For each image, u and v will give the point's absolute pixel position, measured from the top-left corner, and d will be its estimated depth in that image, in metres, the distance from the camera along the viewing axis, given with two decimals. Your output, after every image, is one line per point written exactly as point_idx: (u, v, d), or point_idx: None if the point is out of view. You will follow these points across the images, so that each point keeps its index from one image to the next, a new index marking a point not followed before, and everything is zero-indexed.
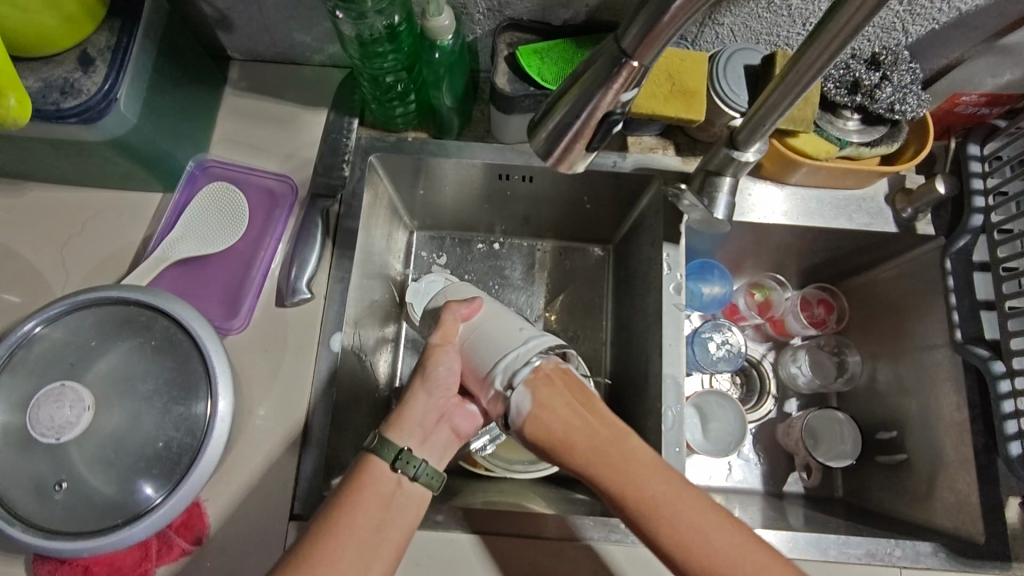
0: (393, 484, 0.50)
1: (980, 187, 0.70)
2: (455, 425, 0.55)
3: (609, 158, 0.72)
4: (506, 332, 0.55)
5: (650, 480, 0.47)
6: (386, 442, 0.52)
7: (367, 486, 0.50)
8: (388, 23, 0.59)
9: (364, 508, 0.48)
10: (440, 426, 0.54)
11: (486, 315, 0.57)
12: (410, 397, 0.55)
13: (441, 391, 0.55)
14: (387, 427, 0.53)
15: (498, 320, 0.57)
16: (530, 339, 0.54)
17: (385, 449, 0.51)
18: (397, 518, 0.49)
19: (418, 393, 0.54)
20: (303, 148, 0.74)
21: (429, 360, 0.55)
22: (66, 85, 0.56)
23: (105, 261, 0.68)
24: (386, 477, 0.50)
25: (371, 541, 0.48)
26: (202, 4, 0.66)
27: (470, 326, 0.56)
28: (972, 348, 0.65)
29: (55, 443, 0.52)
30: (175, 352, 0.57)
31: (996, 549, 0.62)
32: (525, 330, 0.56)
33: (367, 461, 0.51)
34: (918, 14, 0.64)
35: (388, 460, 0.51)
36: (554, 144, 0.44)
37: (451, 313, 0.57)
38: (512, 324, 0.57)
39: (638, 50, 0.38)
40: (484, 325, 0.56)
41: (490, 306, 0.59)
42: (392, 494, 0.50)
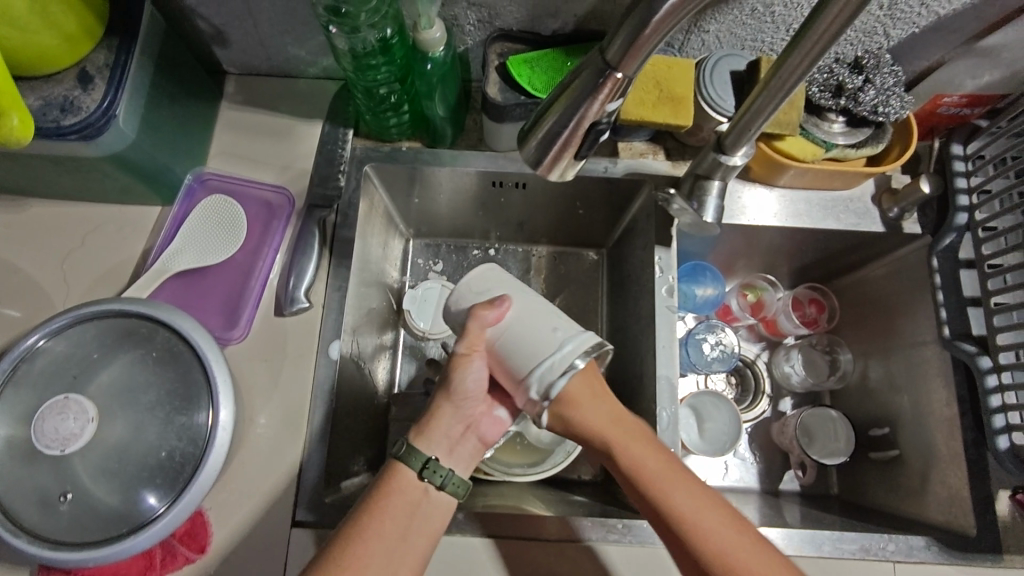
0: (420, 492, 0.53)
1: (963, 187, 0.71)
2: (482, 432, 0.57)
3: (601, 163, 0.74)
4: (538, 336, 0.52)
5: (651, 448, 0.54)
6: (413, 451, 0.54)
7: (394, 495, 0.52)
8: (380, 36, 0.60)
9: (392, 514, 0.51)
10: (467, 436, 0.56)
11: (517, 314, 0.53)
12: (437, 408, 0.56)
13: (469, 403, 0.56)
14: (415, 437, 0.55)
15: (530, 319, 0.53)
16: (564, 341, 0.52)
17: (412, 458, 0.54)
18: (424, 522, 0.52)
19: (445, 404, 0.56)
20: (299, 160, 0.75)
21: (457, 372, 0.55)
22: (66, 103, 0.57)
23: (106, 275, 0.69)
24: (412, 484, 0.53)
25: (398, 546, 0.50)
26: (198, 20, 0.67)
27: (499, 329, 0.53)
28: (960, 344, 0.66)
29: (60, 454, 0.53)
30: (176, 363, 0.58)
31: (987, 541, 0.63)
32: (559, 330, 0.52)
33: (396, 467, 0.54)
34: (898, 18, 0.65)
35: (415, 469, 0.53)
36: (544, 152, 0.45)
37: (478, 317, 0.53)
38: (545, 323, 0.53)
39: (622, 62, 0.39)
40: (514, 330, 0.52)
41: (518, 297, 0.54)
42: (419, 502, 0.53)
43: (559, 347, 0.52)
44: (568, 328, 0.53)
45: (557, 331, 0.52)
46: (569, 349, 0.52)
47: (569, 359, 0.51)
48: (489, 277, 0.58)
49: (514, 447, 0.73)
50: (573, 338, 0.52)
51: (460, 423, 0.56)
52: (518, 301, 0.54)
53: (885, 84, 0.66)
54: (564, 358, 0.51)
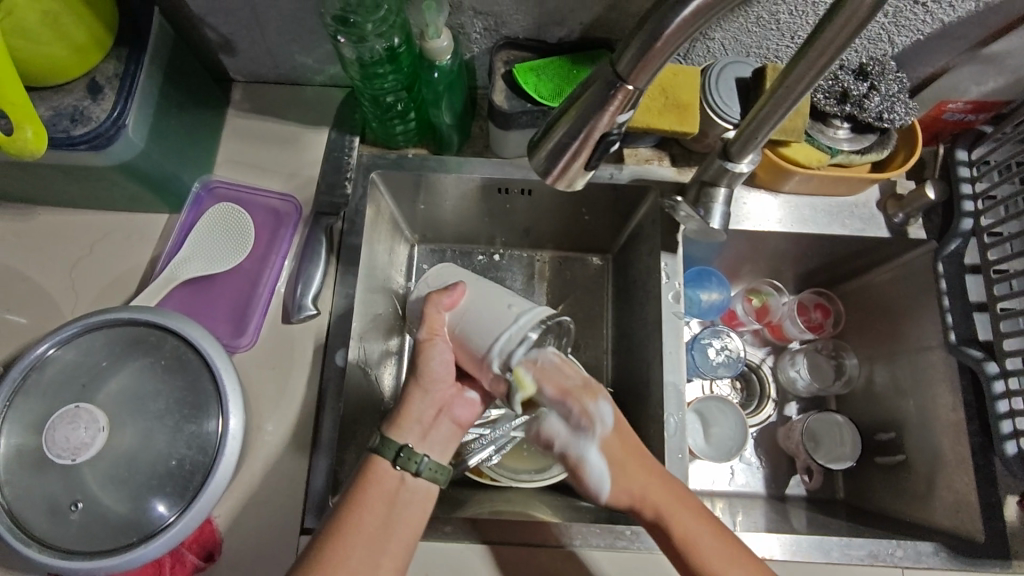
0: (396, 483, 0.54)
1: (968, 192, 0.71)
2: (454, 414, 0.59)
3: (607, 169, 0.74)
4: (494, 313, 0.56)
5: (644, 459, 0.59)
6: (387, 442, 0.55)
7: (371, 485, 0.53)
8: (388, 45, 0.60)
9: (370, 505, 0.52)
10: (440, 419, 0.58)
11: (469, 296, 0.57)
12: (407, 396, 0.58)
13: (438, 387, 0.58)
14: (390, 426, 0.56)
15: (483, 299, 0.57)
16: (517, 314, 0.56)
17: (385, 449, 0.55)
18: (403, 513, 0.53)
19: (414, 390, 0.58)
20: (306, 167, 0.75)
21: (421, 356, 0.57)
22: (76, 113, 0.57)
23: (113, 282, 0.69)
24: (388, 473, 0.54)
25: (379, 536, 0.52)
26: (205, 29, 0.68)
27: (456, 312, 0.57)
28: (966, 349, 0.67)
29: (71, 463, 0.52)
30: (185, 371, 0.58)
31: (994, 547, 0.63)
32: (513, 306, 0.56)
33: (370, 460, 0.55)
34: (903, 25, 0.65)
35: (389, 457, 0.55)
36: (553, 162, 0.45)
37: (434, 303, 0.57)
38: (498, 300, 0.57)
39: (632, 73, 0.39)
40: (470, 311, 0.56)
41: (472, 284, 0.59)
42: (396, 492, 0.54)
43: (513, 319, 0.55)
44: (521, 302, 0.57)
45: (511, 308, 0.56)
46: (522, 319, 0.55)
47: (524, 329, 0.55)
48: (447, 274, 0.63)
49: (520, 453, 0.73)
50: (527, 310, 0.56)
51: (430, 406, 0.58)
52: (473, 287, 0.59)
53: (890, 91, 0.66)
54: (519, 329, 0.55)
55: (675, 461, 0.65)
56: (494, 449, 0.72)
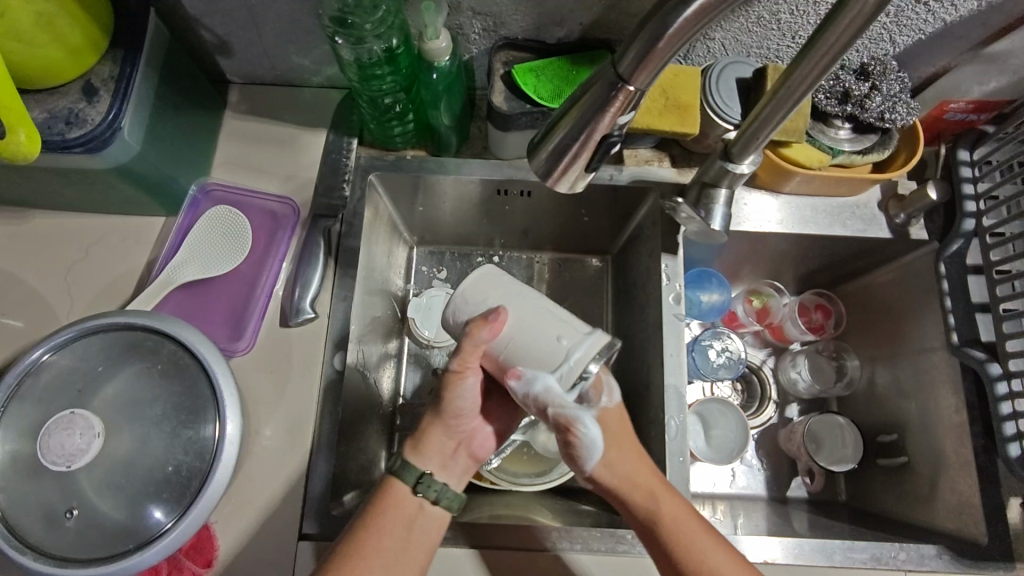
0: (414, 507, 0.54)
1: (970, 193, 0.71)
2: (473, 449, 0.58)
3: (607, 171, 0.74)
4: (543, 349, 0.52)
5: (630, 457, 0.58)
6: (408, 466, 0.55)
7: (389, 506, 0.53)
8: (386, 46, 0.60)
9: (388, 526, 0.52)
10: (458, 453, 0.58)
11: (513, 320, 0.53)
12: (428, 425, 0.57)
13: (457, 421, 0.57)
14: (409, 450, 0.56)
15: (527, 325, 0.52)
16: (573, 344, 0.51)
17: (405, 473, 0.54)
18: (420, 538, 0.53)
19: (435, 422, 0.57)
20: (303, 169, 0.74)
21: (450, 389, 0.56)
22: (71, 115, 0.56)
23: (109, 286, 0.69)
24: (405, 496, 0.54)
25: (394, 559, 0.51)
26: (202, 30, 0.67)
27: (502, 340, 0.53)
28: (969, 351, 0.66)
29: (66, 470, 0.53)
30: (182, 376, 0.57)
31: (997, 550, 0.63)
32: (564, 339, 0.52)
33: (387, 482, 0.54)
34: (905, 25, 0.65)
35: (409, 483, 0.54)
36: (553, 164, 0.45)
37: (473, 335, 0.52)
38: (547, 324, 0.52)
39: (633, 74, 0.39)
40: (516, 345, 0.52)
41: (514, 300, 0.54)
42: (413, 515, 0.53)
43: (564, 352, 0.51)
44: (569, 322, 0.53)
45: (562, 340, 0.52)
46: (577, 348, 0.51)
47: (580, 361, 0.51)
48: (481, 287, 0.55)
49: (519, 456, 0.73)
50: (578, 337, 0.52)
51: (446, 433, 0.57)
52: (512, 307, 0.53)
53: (891, 91, 0.66)
54: (573, 359, 0.51)
55: (676, 465, 0.65)
56: (494, 452, 0.73)
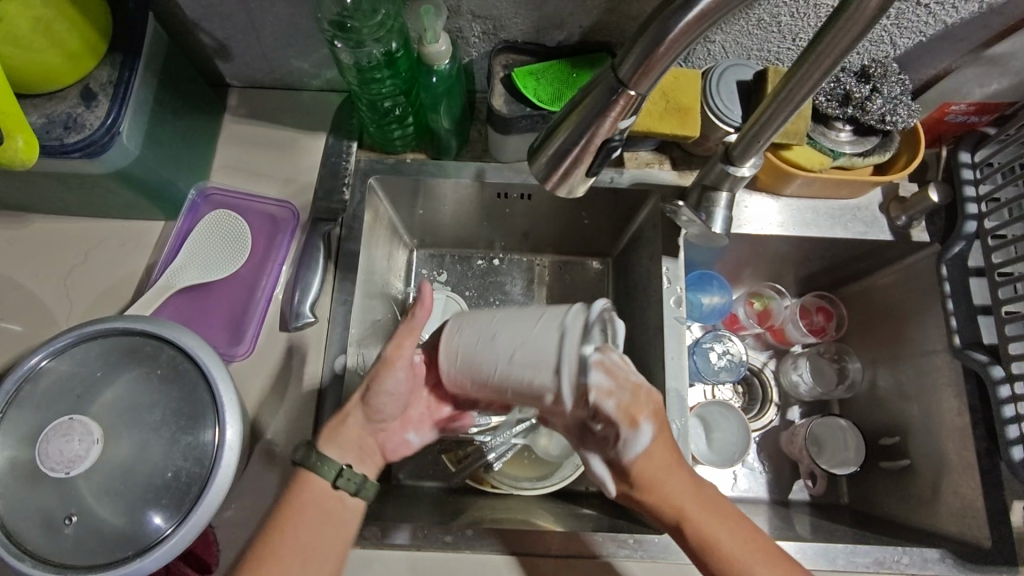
0: (332, 498, 0.52)
1: (972, 195, 0.71)
2: (387, 449, 0.58)
3: (607, 174, 0.73)
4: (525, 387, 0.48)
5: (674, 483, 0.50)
6: (325, 460, 0.52)
7: (306, 498, 0.51)
8: (385, 49, 0.60)
9: (302, 519, 0.50)
10: (373, 451, 0.57)
11: (493, 330, 0.49)
12: (348, 411, 0.56)
13: (378, 417, 0.57)
14: (323, 441, 0.54)
15: (517, 327, 0.48)
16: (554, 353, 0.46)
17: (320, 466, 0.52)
18: (339, 529, 0.51)
19: (356, 408, 0.56)
20: (303, 173, 0.74)
21: (377, 377, 0.56)
22: (70, 120, 0.56)
23: (109, 290, 0.68)
24: (322, 487, 0.52)
25: (313, 556, 0.49)
26: (200, 34, 0.67)
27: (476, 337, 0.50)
28: (971, 353, 0.66)
29: (65, 476, 0.52)
30: (181, 381, 0.57)
31: (1002, 553, 0.62)
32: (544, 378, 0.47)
33: (302, 475, 0.52)
34: (906, 27, 0.65)
35: (328, 478, 0.52)
36: (553, 168, 0.45)
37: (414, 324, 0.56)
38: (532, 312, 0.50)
39: (634, 79, 0.39)
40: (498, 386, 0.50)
41: (491, 313, 0.51)
42: (332, 508, 0.52)
43: (564, 329, 0.47)
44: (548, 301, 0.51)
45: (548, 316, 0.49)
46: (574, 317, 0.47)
47: (583, 328, 0.47)
48: (459, 325, 0.52)
49: (520, 460, 0.73)
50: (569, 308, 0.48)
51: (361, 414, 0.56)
52: (492, 323, 0.50)
53: (892, 93, 0.65)
54: (576, 332, 0.47)
55: None
56: (495, 455, 0.73)
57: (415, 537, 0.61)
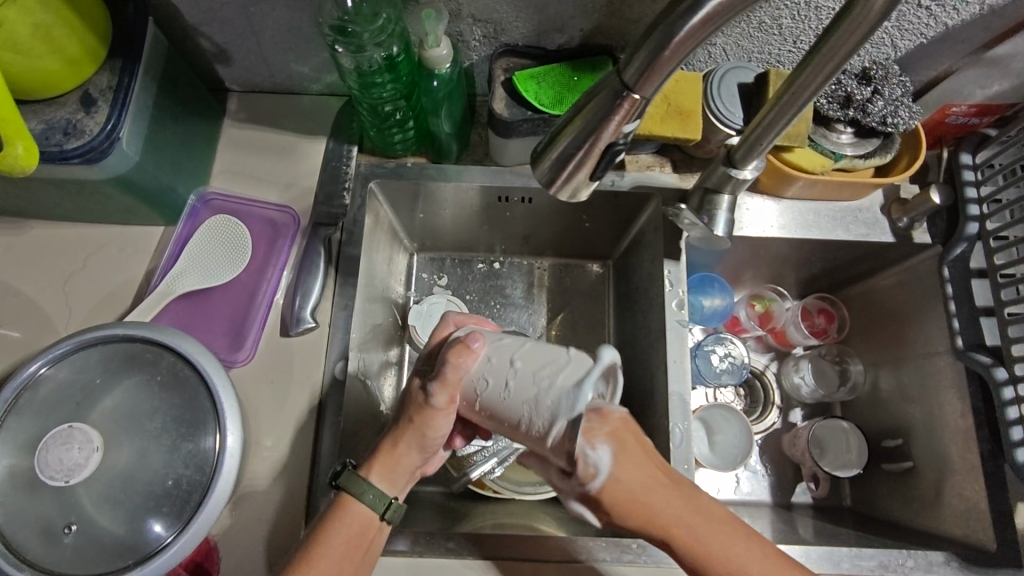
0: (373, 527, 0.52)
1: (973, 197, 0.71)
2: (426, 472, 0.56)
3: (608, 177, 0.73)
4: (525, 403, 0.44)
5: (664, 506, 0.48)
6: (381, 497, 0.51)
7: (348, 522, 0.51)
8: (386, 54, 0.60)
9: (342, 541, 0.50)
10: (416, 474, 0.53)
11: (490, 384, 0.45)
12: (395, 439, 0.51)
13: (432, 446, 0.51)
14: (373, 472, 0.51)
15: (507, 355, 0.45)
16: (571, 377, 0.43)
17: (361, 492, 0.51)
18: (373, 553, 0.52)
19: (409, 436, 0.50)
20: (302, 177, 0.74)
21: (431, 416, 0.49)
22: (69, 126, 0.56)
23: (108, 296, 0.68)
24: (366, 514, 0.51)
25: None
26: (200, 38, 0.67)
27: (472, 386, 0.46)
28: (974, 355, 0.66)
29: (64, 485, 0.52)
30: (182, 388, 0.56)
31: (1006, 555, 0.62)
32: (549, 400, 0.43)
33: (343, 497, 0.52)
34: (907, 30, 0.65)
35: (377, 510, 0.51)
36: (557, 172, 0.44)
37: (454, 364, 0.46)
38: (538, 357, 0.45)
39: (639, 83, 0.38)
40: (493, 394, 0.45)
41: (491, 364, 0.45)
42: (371, 535, 0.51)
43: (552, 381, 0.43)
44: (557, 348, 0.45)
45: (548, 368, 0.44)
46: (573, 372, 0.43)
47: (574, 390, 0.43)
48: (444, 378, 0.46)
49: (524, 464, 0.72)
50: (575, 358, 0.44)
51: (419, 452, 0.51)
52: (486, 381, 0.45)
53: (893, 95, 0.65)
54: (565, 386, 0.43)
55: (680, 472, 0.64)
56: (498, 461, 0.70)
57: (416, 543, 0.60)
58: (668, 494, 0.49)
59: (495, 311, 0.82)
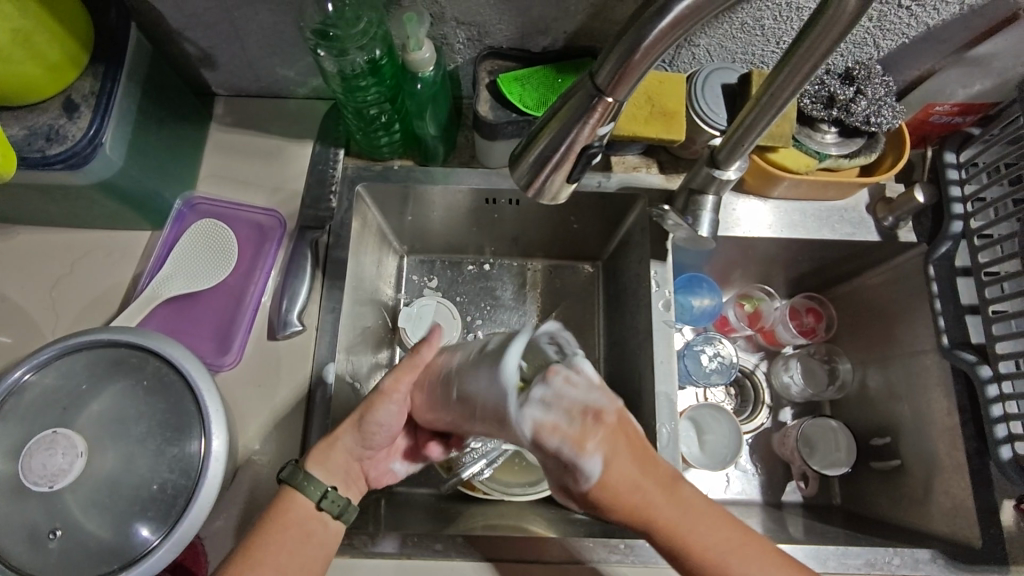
0: (314, 521, 0.52)
1: (957, 195, 0.71)
2: (369, 474, 0.59)
3: (594, 178, 0.73)
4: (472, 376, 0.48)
5: (657, 504, 0.46)
6: (313, 481, 0.52)
7: (289, 516, 0.51)
8: (369, 57, 0.60)
9: (277, 531, 0.50)
10: (354, 466, 0.56)
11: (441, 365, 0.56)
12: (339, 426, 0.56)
13: (372, 436, 0.56)
14: (311, 462, 0.53)
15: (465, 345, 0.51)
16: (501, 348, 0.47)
17: (301, 481, 0.52)
18: (315, 549, 0.51)
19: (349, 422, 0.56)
20: (290, 181, 0.74)
21: (370, 408, 0.55)
22: (52, 132, 0.56)
23: (95, 301, 0.68)
24: (307, 506, 0.52)
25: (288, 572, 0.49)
26: (185, 43, 0.67)
27: (426, 372, 0.55)
28: (959, 353, 0.66)
29: (49, 490, 0.52)
30: (167, 392, 0.57)
31: (993, 552, 0.62)
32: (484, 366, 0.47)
33: (286, 491, 0.52)
34: (888, 30, 0.65)
35: (312, 499, 0.52)
36: (535, 175, 0.45)
37: (415, 357, 0.56)
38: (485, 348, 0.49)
39: (611, 86, 0.39)
40: (449, 374, 0.51)
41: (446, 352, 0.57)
42: (313, 528, 0.51)
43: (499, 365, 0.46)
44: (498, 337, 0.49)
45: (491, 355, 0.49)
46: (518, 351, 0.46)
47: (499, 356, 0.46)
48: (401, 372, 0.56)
49: (511, 466, 0.72)
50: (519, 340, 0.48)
51: (355, 439, 0.56)
52: (444, 369, 0.55)
53: (876, 95, 0.66)
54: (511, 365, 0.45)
55: None
56: (486, 462, 0.70)
57: (404, 545, 0.60)
58: (658, 489, 0.46)
59: (485, 312, 0.82)
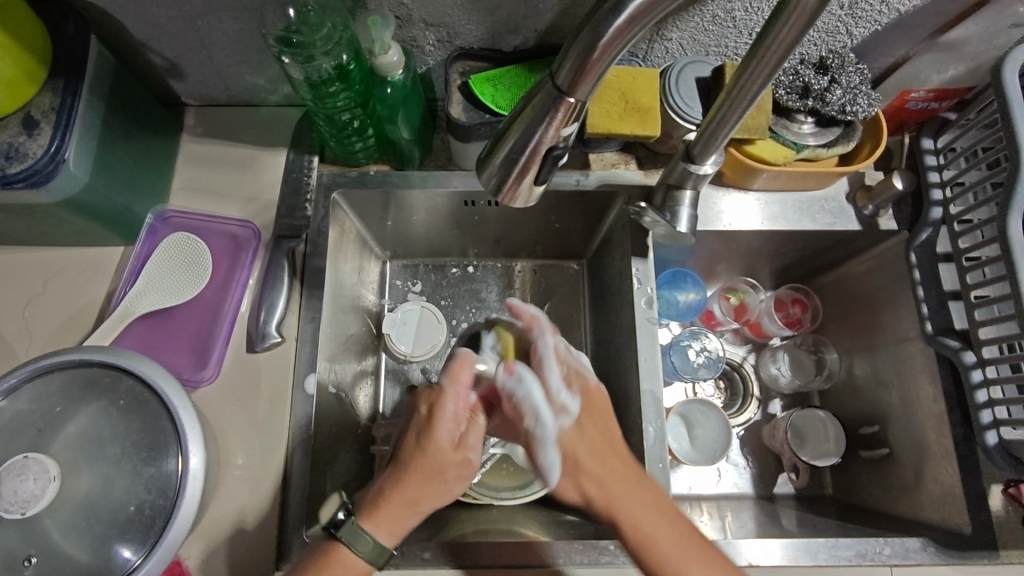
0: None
1: (936, 180, 0.70)
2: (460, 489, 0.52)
3: (572, 176, 0.72)
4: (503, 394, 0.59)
5: (643, 510, 0.51)
6: (373, 545, 0.49)
7: (336, 570, 0.48)
8: (336, 63, 0.59)
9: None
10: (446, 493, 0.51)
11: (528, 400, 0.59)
12: (392, 484, 0.50)
13: (454, 485, 0.51)
14: (369, 517, 0.49)
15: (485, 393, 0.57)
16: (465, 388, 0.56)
17: (358, 543, 0.48)
18: None
19: (406, 480, 0.50)
20: (264, 190, 0.73)
21: (448, 478, 0.50)
22: (11, 150, 0.55)
23: (68, 321, 0.67)
24: (362, 565, 0.49)
25: None
26: (150, 54, 0.66)
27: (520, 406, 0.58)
28: (943, 340, 0.65)
29: (21, 518, 0.49)
30: (141, 412, 0.56)
31: (983, 539, 0.62)
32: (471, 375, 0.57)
33: (339, 549, 0.49)
34: (859, 17, 0.65)
35: (364, 558, 0.48)
36: (503, 178, 0.44)
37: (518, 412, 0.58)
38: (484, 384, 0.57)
39: (572, 86, 0.38)
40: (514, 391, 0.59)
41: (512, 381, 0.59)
42: None
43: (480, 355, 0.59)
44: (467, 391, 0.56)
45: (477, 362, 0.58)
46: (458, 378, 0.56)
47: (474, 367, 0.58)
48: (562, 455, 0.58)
49: (501, 471, 0.70)
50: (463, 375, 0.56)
51: (424, 501, 0.50)
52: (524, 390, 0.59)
53: (851, 83, 0.65)
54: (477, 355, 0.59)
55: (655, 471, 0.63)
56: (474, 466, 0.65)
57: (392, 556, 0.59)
58: (652, 506, 0.52)
59: (470, 316, 0.81)
